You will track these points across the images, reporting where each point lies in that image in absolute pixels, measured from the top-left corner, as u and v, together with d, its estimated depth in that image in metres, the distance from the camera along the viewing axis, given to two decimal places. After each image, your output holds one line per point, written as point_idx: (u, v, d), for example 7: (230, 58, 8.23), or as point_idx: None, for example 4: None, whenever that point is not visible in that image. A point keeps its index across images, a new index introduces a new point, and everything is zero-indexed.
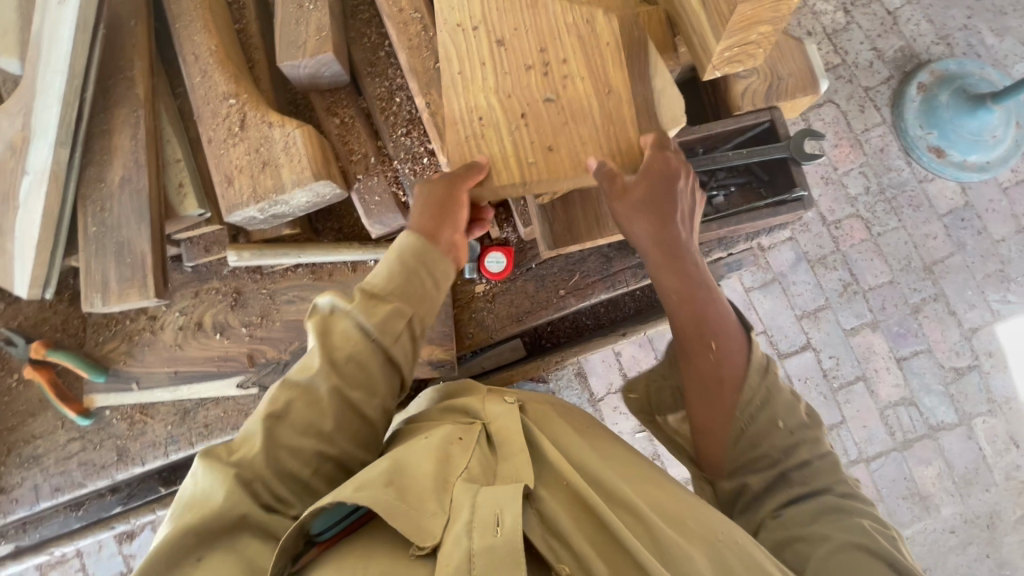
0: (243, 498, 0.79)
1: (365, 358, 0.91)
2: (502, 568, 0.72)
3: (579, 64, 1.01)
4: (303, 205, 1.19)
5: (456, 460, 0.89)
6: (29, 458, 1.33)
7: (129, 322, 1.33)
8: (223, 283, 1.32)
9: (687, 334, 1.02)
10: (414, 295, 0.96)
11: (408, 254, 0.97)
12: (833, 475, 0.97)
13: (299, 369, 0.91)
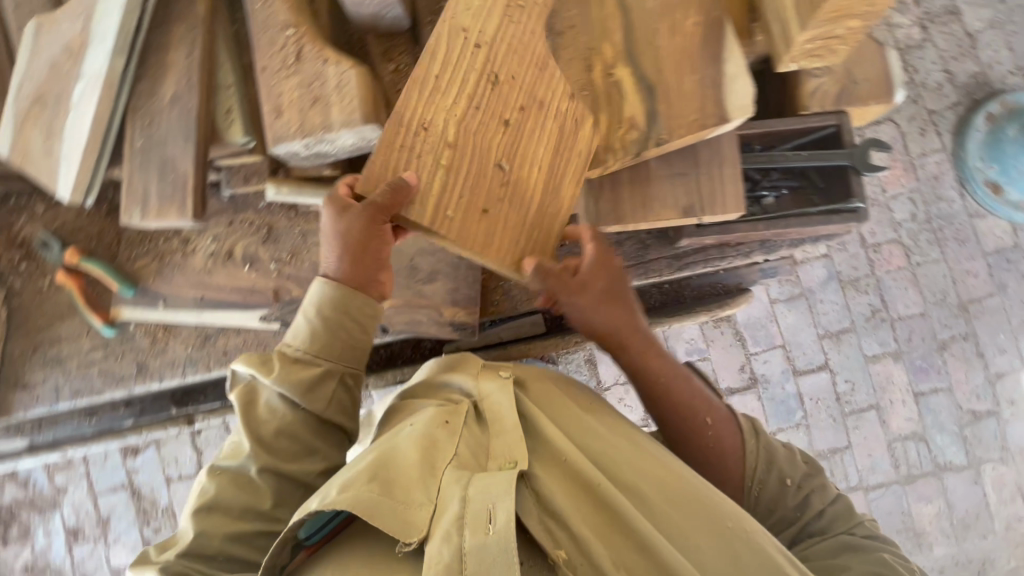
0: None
1: (286, 424, 1.06)
2: (493, 566, 0.79)
3: (545, 150, 1.00)
4: (347, 147, 1.18)
5: (444, 443, 0.97)
6: (52, 359, 1.36)
7: (163, 241, 1.33)
8: (258, 216, 1.32)
9: (673, 416, 1.10)
10: (336, 350, 1.08)
11: (327, 308, 1.07)
12: (848, 520, 1.11)
13: (230, 456, 1.08)
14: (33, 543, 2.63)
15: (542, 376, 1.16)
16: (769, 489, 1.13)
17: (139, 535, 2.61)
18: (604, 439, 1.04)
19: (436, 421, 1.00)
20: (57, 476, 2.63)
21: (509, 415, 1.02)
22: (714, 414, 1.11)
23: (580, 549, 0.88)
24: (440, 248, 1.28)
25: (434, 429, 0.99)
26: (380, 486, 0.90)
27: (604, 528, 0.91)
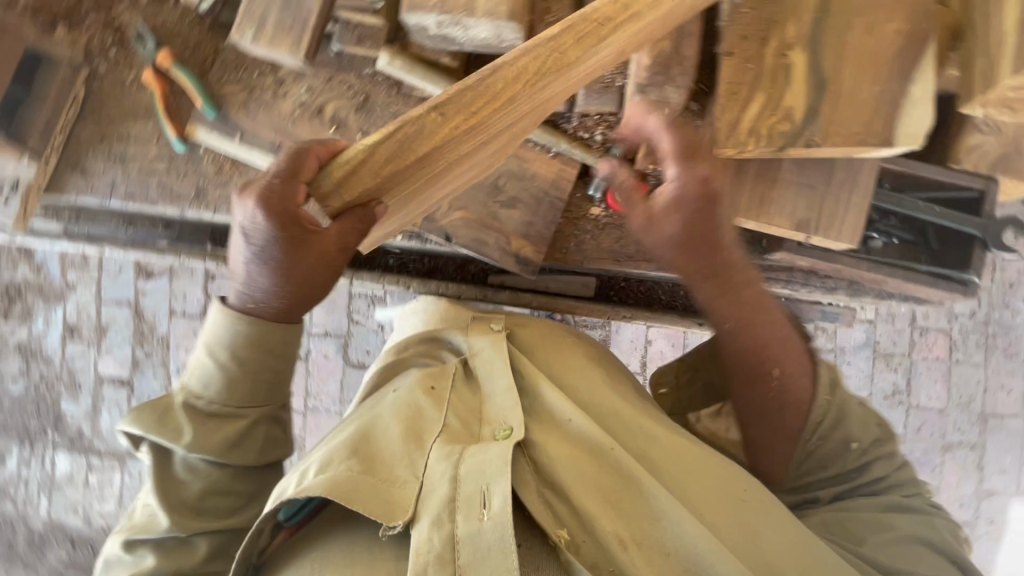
0: None
1: (212, 481, 1.06)
2: (491, 557, 0.81)
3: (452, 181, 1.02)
4: (478, 40, 1.10)
5: (431, 414, 1.02)
6: (116, 155, 1.32)
7: (258, 74, 1.28)
8: (359, 82, 1.26)
9: (743, 367, 1.04)
10: (247, 388, 1.06)
11: (246, 339, 1.02)
12: (902, 477, 1.05)
13: (145, 526, 1.05)
14: (31, 327, 2.70)
15: (564, 340, 1.20)
16: (827, 448, 1.05)
17: (130, 353, 2.68)
18: (621, 407, 1.06)
19: (422, 387, 1.06)
20: (69, 272, 2.66)
21: (497, 367, 1.09)
22: (789, 368, 1.02)
23: (581, 522, 0.89)
24: (529, 178, 1.23)
25: (421, 395, 1.05)
26: (360, 463, 0.93)
27: (613, 499, 0.92)
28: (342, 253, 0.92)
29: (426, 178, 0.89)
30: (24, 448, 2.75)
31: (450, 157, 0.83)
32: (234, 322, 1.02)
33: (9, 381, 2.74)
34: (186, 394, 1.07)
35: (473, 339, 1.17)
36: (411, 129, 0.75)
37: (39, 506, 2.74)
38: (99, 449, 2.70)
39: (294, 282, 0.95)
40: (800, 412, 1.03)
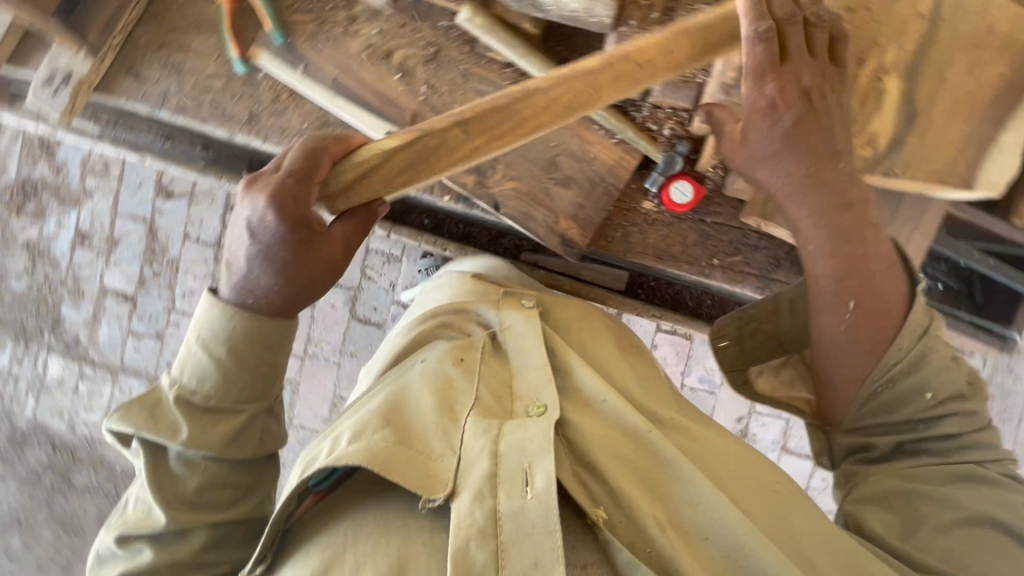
0: None
1: (209, 473, 1.01)
2: (536, 537, 0.81)
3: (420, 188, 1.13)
4: (568, 11, 1.09)
5: (463, 385, 1.04)
6: (173, 65, 1.29)
7: (330, 8, 1.24)
8: (433, 33, 1.23)
9: (827, 293, 0.97)
10: (243, 383, 1.01)
11: (243, 332, 1.00)
12: (980, 446, 1.00)
13: (137, 522, 0.99)
14: (43, 227, 2.67)
15: (599, 328, 1.24)
16: (895, 392, 1.00)
17: (138, 270, 2.65)
18: (652, 393, 1.13)
19: (453, 359, 1.08)
20: (88, 179, 2.62)
21: (529, 343, 1.11)
22: (870, 303, 0.96)
23: (622, 502, 0.90)
24: (589, 161, 1.21)
25: (453, 367, 1.07)
26: (393, 433, 0.93)
27: (649, 480, 0.95)
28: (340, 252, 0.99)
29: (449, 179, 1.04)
30: (19, 345, 2.73)
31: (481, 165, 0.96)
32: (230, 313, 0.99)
33: (13, 277, 2.71)
34: (177, 390, 1.01)
35: (504, 315, 1.18)
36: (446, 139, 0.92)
37: (26, 406, 2.74)
38: (94, 359, 2.69)
39: (296, 273, 0.97)
40: (881, 339, 0.97)
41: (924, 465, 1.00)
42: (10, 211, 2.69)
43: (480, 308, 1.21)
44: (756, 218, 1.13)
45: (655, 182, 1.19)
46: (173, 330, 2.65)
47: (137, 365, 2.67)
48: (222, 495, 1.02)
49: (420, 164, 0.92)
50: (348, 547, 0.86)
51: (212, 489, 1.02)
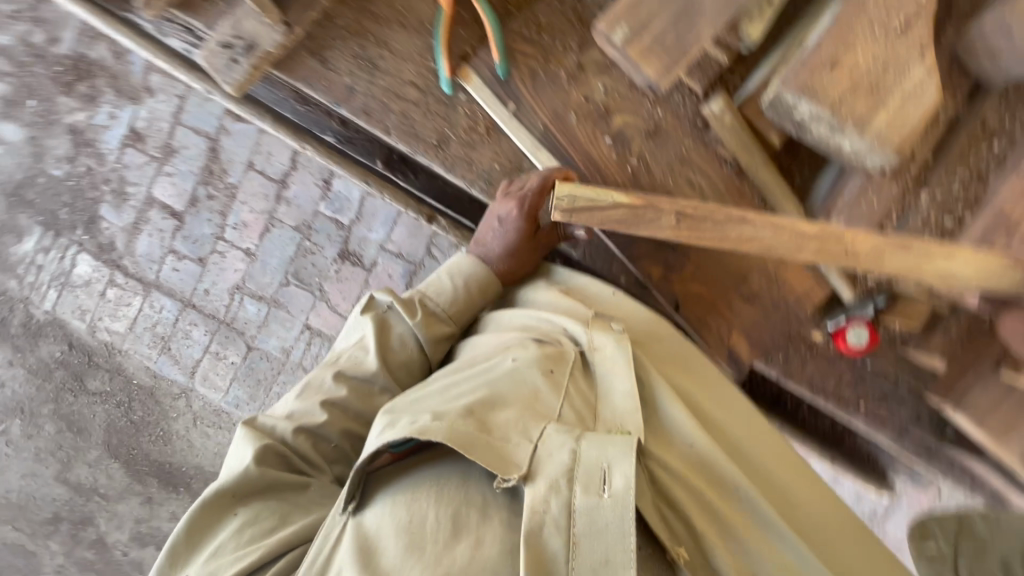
0: (266, 465, 0.96)
1: (410, 361, 1.11)
2: (608, 538, 0.67)
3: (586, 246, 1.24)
4: (835, 146, 0.97)
5: (549, 397, 0.85)
6: (368, 60, 1.17)
7: (560, 49, 1.11)
8: (662, 107, 1.12)
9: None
10: (460, 303, 1.15)
11: (472, 283, 1.15)
12: None
13: (353, 366, 1.08)
14: (93, 114, 2.42)
15: (695, 363, 1.07)
16: None
17: (191, 188, 2.46)
18: (768, 451, 0.96)
19: (541, 367, 0.89)
20: (153, 75, 2.37)
21: (613, 354, 0.92)
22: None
23: (703, 552, 0.77)
24: (778, 283, 1.20)
25: (538, 377, 0.88)
26: (477, 420, 0.80)
27: (730, 529, 0.79)
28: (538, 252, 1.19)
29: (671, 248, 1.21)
30: (46, 234, 2.55)
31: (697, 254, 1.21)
32: (468, 270, 1.16)
33: (49, 160, 2.48)
34: (422, 301, 1.15)
35: (592, 332, 0.97)
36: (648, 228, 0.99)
37: (46, 297, 2.60)
38: (127, 269, 2.54)
39: (517, 258, 1.17)
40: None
41: None
42: (58, 87, 2.41)
43: (563, 318, 1.02)
44: (940, 399, 1.15)
45: (835, 320, 1.17)
46: (218, 259, 2.48)
47: (173, 285, 2.54)
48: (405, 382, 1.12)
49: (654, 202, 0.90)
50: (433, 504, 0.76)
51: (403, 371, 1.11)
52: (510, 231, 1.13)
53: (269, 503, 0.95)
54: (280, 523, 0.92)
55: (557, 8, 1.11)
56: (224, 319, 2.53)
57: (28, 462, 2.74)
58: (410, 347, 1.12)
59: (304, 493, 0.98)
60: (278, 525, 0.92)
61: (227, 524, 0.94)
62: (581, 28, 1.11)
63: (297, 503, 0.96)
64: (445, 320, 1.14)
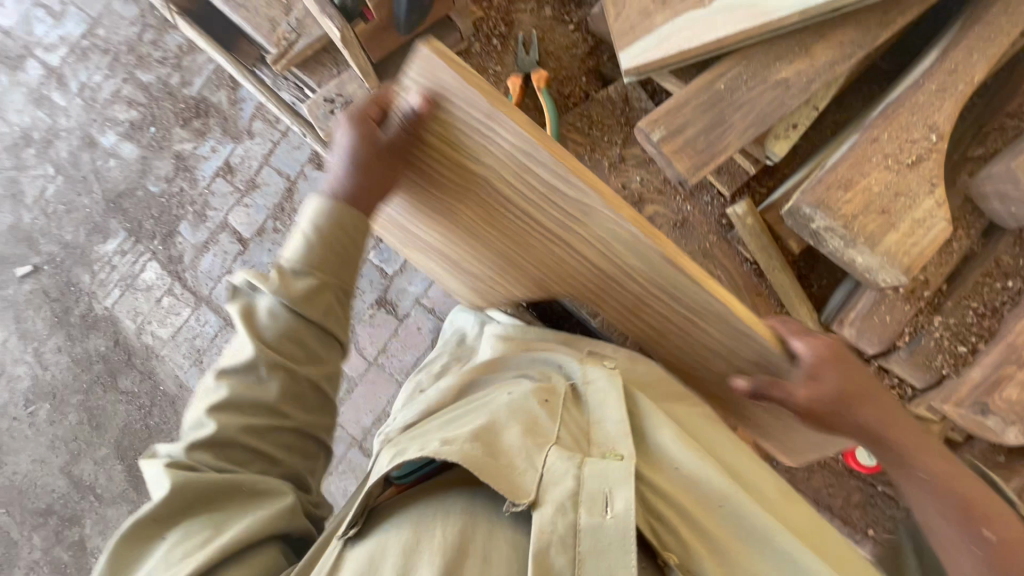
0: (184, 481, 0.78)
1: (292, 331, 0.84)
2: (611, 553, 0.69)
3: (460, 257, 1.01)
4: (848, 258, 1.04)
5: (547, 424, 0.81)
6: None
7: (606, 141, 1.26)
8: (691, 203, 1.24)
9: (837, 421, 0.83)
10: (327, 252, 0.84)
11: (327, 219, 0.84)
12: None
13: (234, 355, 0.85)
14: (199, 146, 2.78)
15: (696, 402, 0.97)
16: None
17: (262, 220, 2.71)
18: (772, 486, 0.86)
19: (537, 396, 0.84)
20: (257, 122, 2.73)
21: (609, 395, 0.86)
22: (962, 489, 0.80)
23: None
24: None
25: (534, 404, 0.83)
26: (483, 443, 0.76)
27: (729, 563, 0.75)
28: (394, 181, 0.84)
29: (536, 274, 0.94)
30: (128, 240, 2.83)
31: (558, 285, 0.93)
32: (318, 211, 0.85)
33: (151, 178, 2.82)
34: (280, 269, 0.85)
35: (586, 366, 0.91)
36: (494, 188, 0.79)
37: (109, 295, 2.84)
38: (187, 281, 2.77)
39: (368, 175, 0.82)
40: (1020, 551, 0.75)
41: None
42: (176, 120, 2.80)
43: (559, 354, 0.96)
44: None
45: None
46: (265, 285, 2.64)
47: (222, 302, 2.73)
48: (294, 355, 0.84)
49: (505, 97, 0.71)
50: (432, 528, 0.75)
51: (290, 343, 0.84)
52: (345, 149, 0.82)
53: (196, 520, 0.78)
54: (214, 534, 0.77)
55: (609, 108, 1.27)
56: None
57: (41, 448, 2.83)
58: (284, 320, 0.84)
59: (239, 496, 0.81)
60: (213, 536, 0.77)
61: (155, 551, 0.77)
62: (627, 128, 1.27)
63: (231, 509, 0.79)
64: (311, 272, 0.84)
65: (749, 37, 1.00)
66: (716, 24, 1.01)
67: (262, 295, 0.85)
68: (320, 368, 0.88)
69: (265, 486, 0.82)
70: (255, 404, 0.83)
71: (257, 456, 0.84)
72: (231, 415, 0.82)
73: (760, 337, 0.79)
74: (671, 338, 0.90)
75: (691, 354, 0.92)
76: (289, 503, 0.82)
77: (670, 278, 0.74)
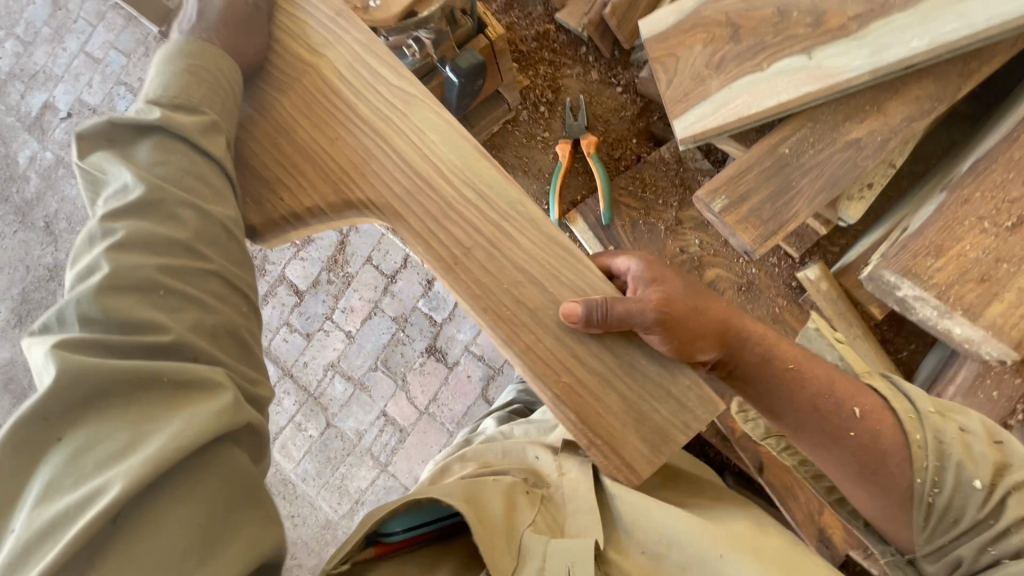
0: (68, 363, 0.47)
1: (185, 156, 0.60)
2: None
3: (275, 173, 0.71)
4: (942, 328, 0.94)
5: (525, 510, 0.70)
6: None
7: (661, 205, 1.22)
8: (756, 266, 1.18)
9: (689, 329, 0.69)
10: (203, 89, 0.64)
11: (190, 54, 0.66)
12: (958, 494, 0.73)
13: (116, 194, 0.56)
14: None
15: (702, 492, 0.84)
16: (942, 499, 0.73)
17: None
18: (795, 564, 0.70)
19: (518, 485, 0.74)
20: None
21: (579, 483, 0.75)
22: (844, 394, 0.78)
23: None
24: None
25: (514, 489, 0.73)
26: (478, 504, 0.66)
27: None
28: (256, 55, 0.71)
29: (328, 161, 0.71)
30: None
31: (353, 181, 0.71)
32: (174, 47, 0.66)
33: None
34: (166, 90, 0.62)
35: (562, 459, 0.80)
36: (320, 73, 0.72)
37: None
38: None
39: (236, 17, 0.69)
40: (903, 459, 0.75)
41: (954, 509, 0.73)
42: None
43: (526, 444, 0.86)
44: None
45: None
46: (322, 335, 2.14)
47: None
48: (197, 191, 0.60)
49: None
50: None
51: (191, 177, 0.60)
52: None
53: (95, 429, 0.47)
54: (135, 444, 0.46)
55: (663, 171, 1.24)
56: (313, 394, 2.14)
57: None
58: (177, 154, 0.60)
59: (159, 391, 0.50)
60: (131, 445, 0.46)
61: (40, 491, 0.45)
62: (683, 189, 1.23)
63: (154, 406, 0.49)
64: (201, 110, 0.63)
65: (810, 100, 0.95)
66: (772, 89, 0.97)
67: (141, 139, 0.60)
68: (229, 208, 0.62)
69: (193, 376, 0.51)
70: (164, 244, 0.55)
71: (176, 307, 0.54)
72: (135, 255, 0.53)
73: (589, 265, 0.69)
74: (473, 259, 0.69)
75: (509, 304, 0.69)
76: (228, 402, 0.51)
77: (474, 164, 0.70)
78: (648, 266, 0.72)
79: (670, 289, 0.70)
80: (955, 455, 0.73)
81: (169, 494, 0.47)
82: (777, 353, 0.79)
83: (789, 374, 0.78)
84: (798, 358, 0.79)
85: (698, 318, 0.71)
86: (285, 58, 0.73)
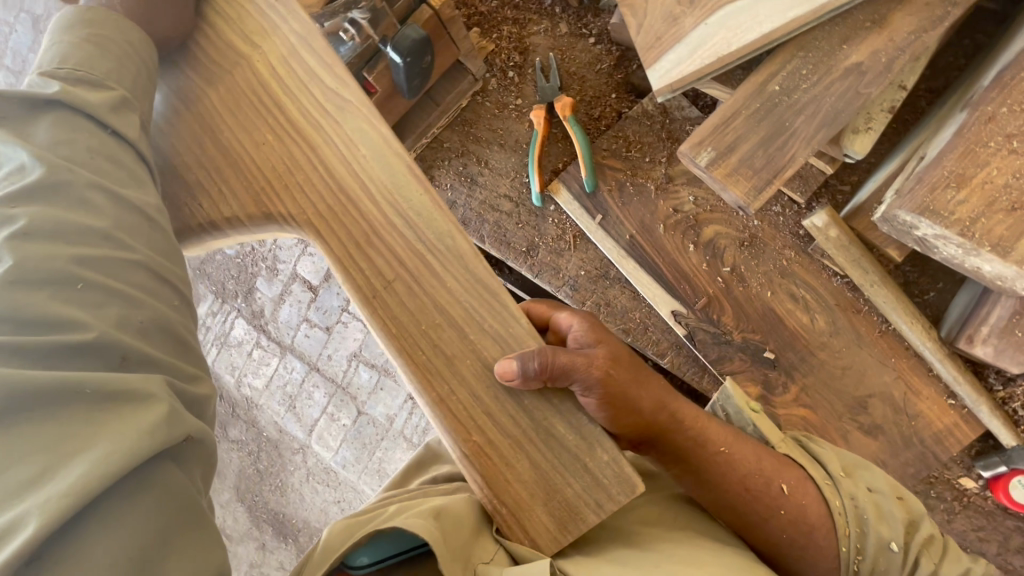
0: None
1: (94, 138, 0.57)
2: None
3: (186, 188, 0.67)
4: (969, 266, 0.84)
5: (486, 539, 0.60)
6: (467, 174, 1.25)
7: (649, 163, 1.13)
8: (758, 217, 1.09)
9: (627, 398, 0.63)
10: (107, 63, 0.60)
11: (90, 27, 0.62)
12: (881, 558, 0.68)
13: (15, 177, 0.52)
14: None
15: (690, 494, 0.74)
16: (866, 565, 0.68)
17: None
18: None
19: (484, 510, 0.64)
20: None
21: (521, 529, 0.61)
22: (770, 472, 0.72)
23: None
24: (907, 414, 1.03)
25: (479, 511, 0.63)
26: (440, 527, 0.56)
27: None
28: (173, 29, 0.66)
29: (256, 171, 0.66)
30: None
31: (276, 192, 0.66)
32: (68, 17, 0.62)
33: None
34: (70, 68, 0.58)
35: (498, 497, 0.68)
36: (255, 70, 0.67)
37: None
38: None
39: None
40: (827, 534, 0.69)
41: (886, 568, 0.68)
42: None
43: None
44: None
45: (993, 467, 1.05)
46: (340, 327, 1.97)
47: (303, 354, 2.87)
48: (109, 173, 0.57)
49: None
50: None
51: (99, 158, 0.57)
52: None
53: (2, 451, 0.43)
54: (49, 471, 0.43)
55: (649, 126, 1.14)
56: (341, 383, 1.99)
57: None
58: (83, 134, 0.57)
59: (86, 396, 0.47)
60: (55, 457, 0.43)
61: None
62: (671, 143, 1.13)
63: (83, 411, 0.46)
64: (107, 86, 0.59)
65: (800, 23, 0.83)
66: (754, 19, 0.85)
67: (40, 121, 0.56)
68: (150, 197, 0.59)
69: (123, 384, 0.48)
70: (76, 234, 0.52)
71: (98, 301, 0.51)
72: (44, 246, 0.50)
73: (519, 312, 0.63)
74: (392, 293, 0.63)
75: (426, 347, 0.63)
76: (160, 415, 0.49)
77: (399, 178, 0.64)
78: (591, 330, 0.67)
79: (615, 352, 0.65)
80: (869, 520, 0.69)
81: (97, 517, 0.44)
82: (711, 427, 0.72)
83: (721, 453, 0.71)
84: (727, 436, 0.73)
85: (639, 383, 0.65)
86: (207, 50, 0.68)
